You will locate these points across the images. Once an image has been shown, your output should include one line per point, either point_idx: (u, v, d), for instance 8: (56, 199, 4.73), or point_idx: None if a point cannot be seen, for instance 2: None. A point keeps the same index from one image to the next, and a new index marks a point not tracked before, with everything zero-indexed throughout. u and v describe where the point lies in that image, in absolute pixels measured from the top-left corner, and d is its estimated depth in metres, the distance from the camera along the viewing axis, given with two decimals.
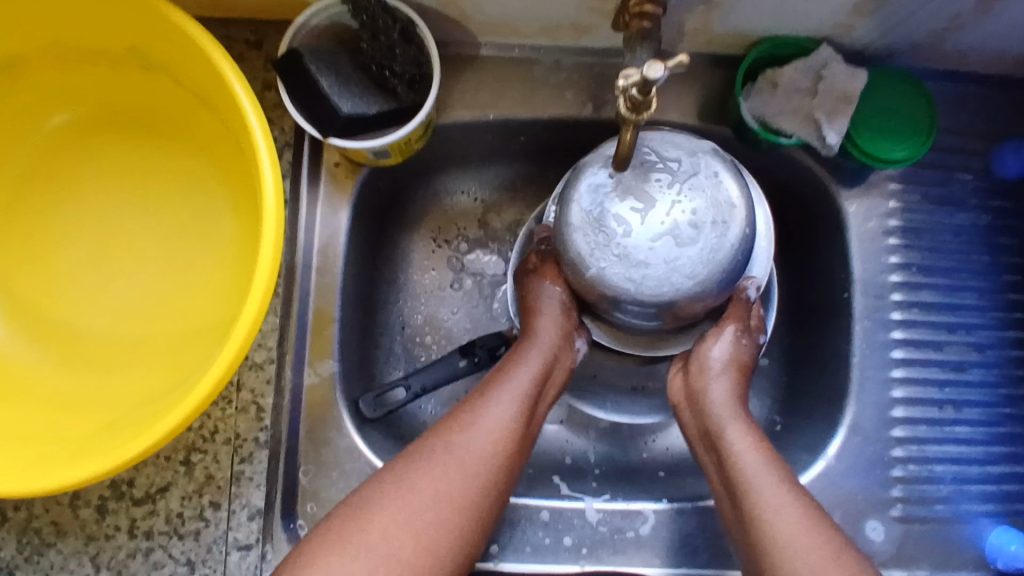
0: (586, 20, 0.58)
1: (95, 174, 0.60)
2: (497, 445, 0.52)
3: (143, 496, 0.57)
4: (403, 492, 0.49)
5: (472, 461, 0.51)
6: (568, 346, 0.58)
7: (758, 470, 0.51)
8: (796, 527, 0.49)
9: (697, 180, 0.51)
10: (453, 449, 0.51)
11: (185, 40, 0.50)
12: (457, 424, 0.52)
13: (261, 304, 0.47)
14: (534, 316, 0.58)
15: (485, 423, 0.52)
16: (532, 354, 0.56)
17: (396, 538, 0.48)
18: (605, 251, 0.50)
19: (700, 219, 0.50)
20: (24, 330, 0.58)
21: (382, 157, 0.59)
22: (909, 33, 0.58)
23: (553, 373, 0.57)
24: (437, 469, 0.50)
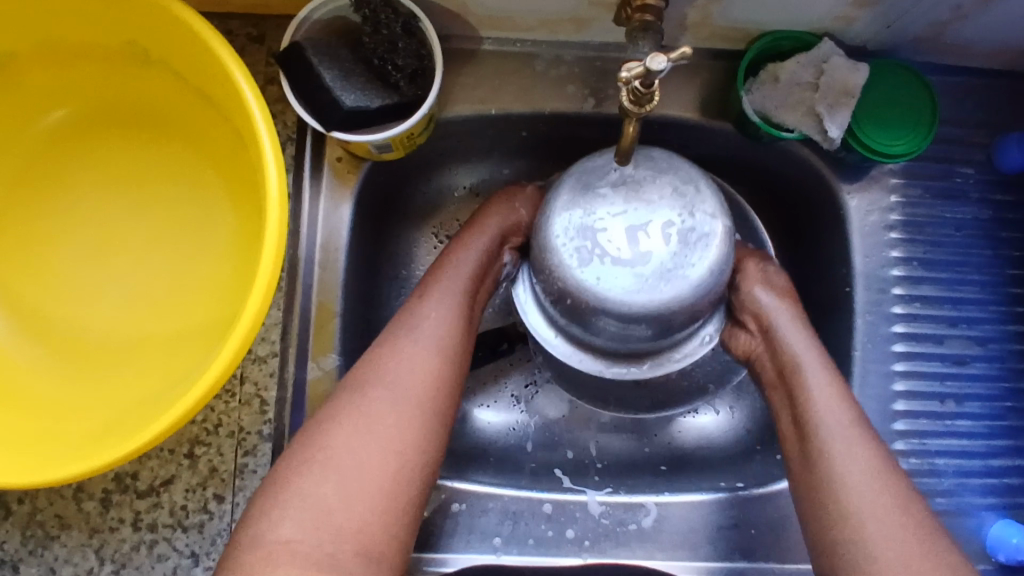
0: (587, 13, 0.59)
1: (96, 170, 0.60)
2: (443, 341, 0.55)
3: (146, 489, 0.57)
4: (359, 404, 0.52)
5: (421, 361, 0.54)
6: (497, 256, 0.62)
7: (829, 399, 0.54)
8: (870, 463, 0.51)
9: (605, 190, 0.52)
10: (402, 355, 0.54)
11: (187, 34, 0.50)
12: (404, 325, 0.56)
13: (263, 298, 0.47)
14: (477, 222, 0.62)
15: (427, 325, 0.55)
16: (476, 241, 0.60)
17: (355, 452, 0.50)
18: (621, 273, 0.51)
19: (642, 185, 0.52)
20: (27, 325, 0.58)
21: (384, 151, 0.59)
22: (910, 26, 0.58)
23: (488, 272, 0.61)
24: (388, 384, 0.53)
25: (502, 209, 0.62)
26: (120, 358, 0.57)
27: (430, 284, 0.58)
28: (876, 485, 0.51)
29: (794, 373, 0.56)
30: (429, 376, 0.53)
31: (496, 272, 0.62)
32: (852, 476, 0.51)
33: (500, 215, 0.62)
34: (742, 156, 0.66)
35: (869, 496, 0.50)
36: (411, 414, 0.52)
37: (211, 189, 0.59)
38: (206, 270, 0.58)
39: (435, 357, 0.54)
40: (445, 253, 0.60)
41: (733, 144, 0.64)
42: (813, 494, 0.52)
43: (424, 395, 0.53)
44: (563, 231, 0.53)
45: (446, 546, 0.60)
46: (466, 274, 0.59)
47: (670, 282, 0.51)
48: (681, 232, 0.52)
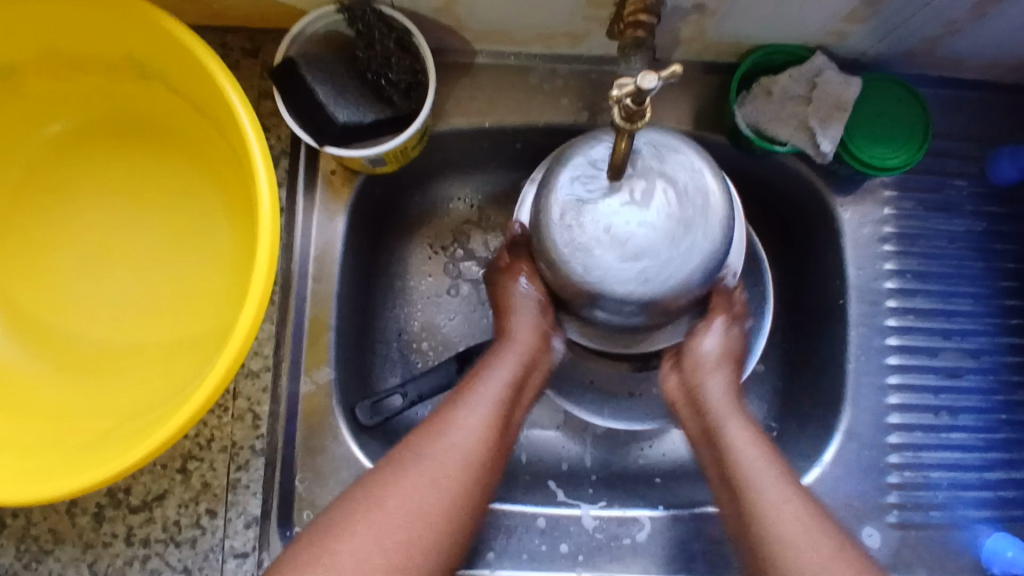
0: (580, 28, 0.59)
1: (91, 182, 0.60)
2: (484, 439, 0.54)
3: (139, 504, 0.57)
4: (377, 499, 0.50)
5: (467, 452, 0.53)
6: (545, 348, 0.60)
7: (755, 453, 0.54)
8: (795, 508, 0.51)
9: (634, 256, 0.51)
10: (456, 432, 0.54)
11: (180, 49, 0.51)
12: (439, 423, 0.54)
13: (257, 312, 0.47)
14: (507, 316, 0.61)
15: (477, 412, 0.55)
16: (508, 351, 0.59)
17: (369, 550, 0.49)
18: (660, 237, 0.51)
19: (611, 244, 0.51)
20: (21, 339, 0.58)
21: (378, 165, 0.59)
22: (903, 40, 0.58)
23: (534, 371, 0.59)
24: (415, 474, 0.51)
25: (514, 288, 0.61)
26: (114, 371, 0.57)
27: (465, 389, 0.56)
28: (819, 539, 0.50)
29: (722, 429, 0.56)
30: (470, 466, 0.53)
31: (542, 367, 0.61)
32: (776, 508, 0.51)
33: (522, 299, 0.60)
34: (736, 169, 0.66)
35: (807, 544, 0.50)
36: (437, 505, 0.51)
37: (205, 202, 0.59)
38: (201, 282, 0.58)
39: (470, 454, 0.53)
40: (494, 348, 0.60)
41: (728, 157, 0.64)
42: (755, 551, 0.51)
43: (454, 501, 0.52)
44: (581, 267, 0.51)
45: None
46: (508, 370, 0.58)
47: (697, 216, 0.52)
48: (661, 176, 0.52)
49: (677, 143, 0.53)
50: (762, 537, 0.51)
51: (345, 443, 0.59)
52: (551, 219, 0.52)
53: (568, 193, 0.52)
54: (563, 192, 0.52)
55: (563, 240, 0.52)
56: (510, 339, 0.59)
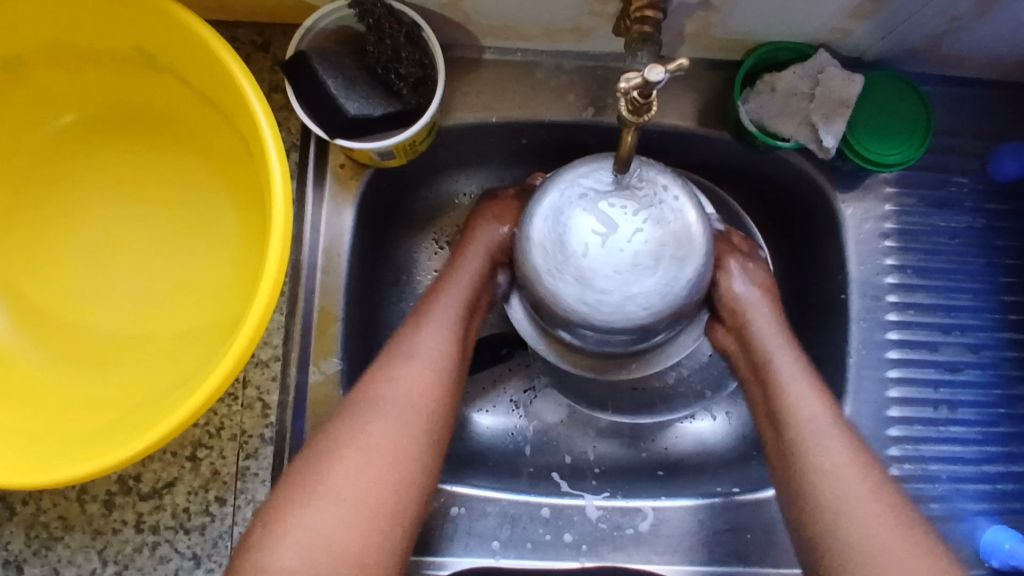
0: (587, 24, 0.59)
1: (103, 174, 0.61)
2: (429, 382, 0.55)
3: (149, 491, 0.58)
4: (346, 442, 0.51)
5: (415, 396, 0.54)
6: (492, 278, 0.62)
7: (809, 396, 0.54)
8: (844, 454, 0.52)
9: (631, 279, 0.51)
10: (394, 381, 0.54)
11: (194, 42, 0.51)
12: (398, 356, 0.56)
13: (268, 301, 0.48)
14: (461, 255, 0.62)
15: (421, 351, 0.56)
16: (469, 260, 0.61)
17: (349, 485, 0.50)
18: (647, 263, 0.51)
19: (604, 277, 0.51)
20: (33, 328, 0.59)
21: (387, 158, 0.60)
22: (905, 37, 0.59)
23: (482, 295, 0.61)
24: (384, 410, 0.53)
25: (488, 227, 0.63)
26: (125, 360, 0.58)
27: (421, 313, 0.58)
28: (859, 480, 0.51)
29: (769, 368, 0.57)
30: (429, 395, 0.54)
31: (484, 302, 0.62)
32: (826, 454, 0.52)
33: (487, 236, 0.62)
34: (739, 165, 0.67)
35: (846, 481, 0.51)
36: (405, 436, 0.52)
37: (216, 194, 0.60)
38: (211, 273, 0.59)
39: (430, 382, 0.55)
40: (438, 282, 0.61)
41: (731, 152, 0.65)
42: (795, 493, 0.52)
43: (423, 423, 0.53)
44: (585, 305, 0.52)
45: (443, 548, 0.60)
46: (454, 300, 0.59)
47: (679, 244, 0.52)
48: (640, 205, 0.52)
49: (657, 175, 0.53)
50: (801, 477, 0.52)
51: None
52: (539, 263, 0.53)
53: (550, 233, 0.53)
54: (545, 235, 0.53)
55: (550, 281, 0.53)
56: (454, 273, 0.61)
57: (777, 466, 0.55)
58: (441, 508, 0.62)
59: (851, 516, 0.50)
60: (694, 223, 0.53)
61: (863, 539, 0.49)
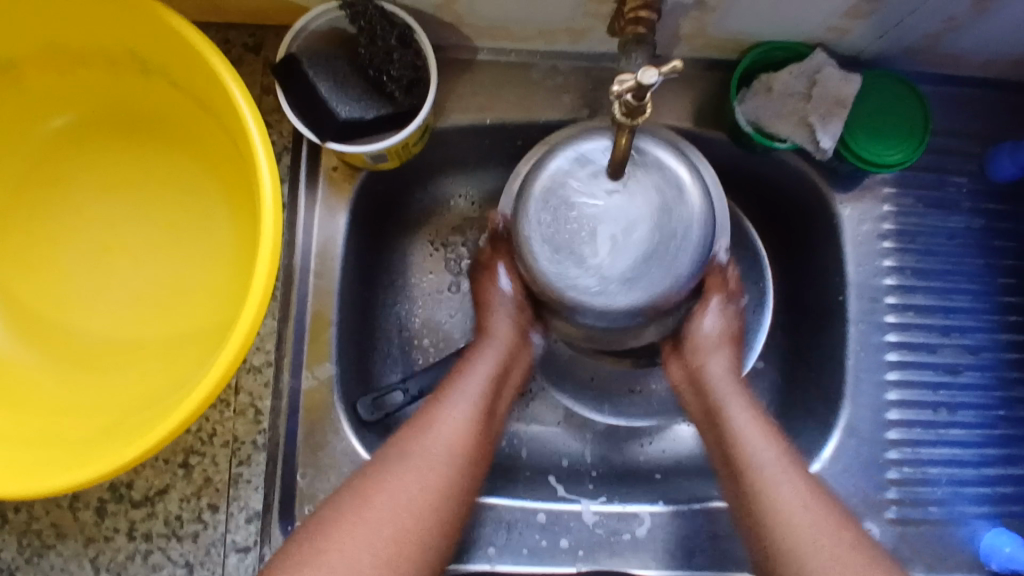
0: (582, 24, 0.59)
1: (94, 177, 0.60)
2: (461, 439, 0.55)
3: (142, 498, 0.57)
4: (360, 497, 0.51)
5: (447, 450, 0.54)
6: (521, 345, 0.63)
7: (749, 424, 0.56)
8: (776, 462, 0.53)
9: (663, 211, 0.54)
10: (432, 434, 0.54)
11: (183, 44, 0.51)
12: (437, 400, 0.57)
13: (259, 308, 0.47)
14: (488, 313, 0.63)
15: (453, 416, 0.56)
16: (487, 351, 0.61)
17: (375, 525, 0.49)
18: (653, 215, 0.54)
19: (658, 238, 0.54)
20: (22, 335, 0.58)
21: (380, 161, 0.60)
22: (903, 36, 0.59)
23: (512, 364, 0.62)
24: (418, 461, 0.53)
25: (500, 283, 0.63)
26: (116, 367, 0.57)
27: (451, 381, 0.58)
28: (791, 489, 0.52)
29: (724, 400, 0.58)
30: (461, 445, 0.55)
31: (519, 367, 0.64)
32: (762, 470, 0.53)
33: (498, 296, 0.63)
34: (735, 165, 0.66)
35: (791, 497, 0.51)
36: (429, 479, 0.52)
37: (208, 198, 0.59)
38: (203, 278, 0.58)
39: (464, 428, 0.55)
40: (463, 359, 0.61)
41: (728, 153, 0.65)
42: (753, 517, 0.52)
43: (450, 475, 0.53)
44: (676, 252, 0.54)
45: None
46: (491, 358, 0.60)
47: (631, 172, 0.55)
48: (599, 180, 0.54)
49: (553, 167, 0.55)
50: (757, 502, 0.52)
51: (346, 438, 0.59)
52: (610, 300, 0.54)
53: (560, 262, 0.54)
54: (555, 271, 0.54)
55: (599, 301, 0.54)
56: (490, 335, 0.62)
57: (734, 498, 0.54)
58: None
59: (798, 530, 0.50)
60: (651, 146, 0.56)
61: (814, 547, 0.49)
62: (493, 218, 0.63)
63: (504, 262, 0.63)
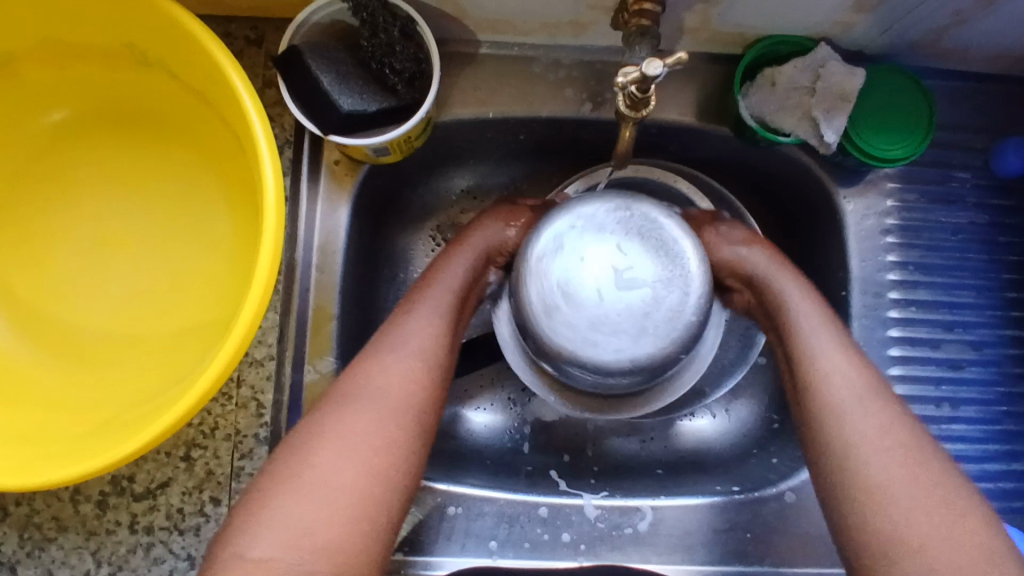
0: (585, 17, 0.59)
1: (95, 171, 0.60)
2: (418, 375, 0.52)
3: (143, 492, 0.57)
4: (317, 440, 0.48)
5: (400, 388, 0.51)
6: (484, 274, 0.61)
7: (832, 356, 0.52)
8: (867, 406, 0.50)
9: (649, 245, 0.52)
10: (384, 374, 0.52)
11: (185, 37, 0.50)
12: (389, 336, 0.54)
13: (260, 300, 0.47)
14: (461, 242, 0.60)
15: (410, 344, 0.53)
16: (460, 257, 0.59)
17: (334, 478, 0.47)
18: (618, 216, 0.52)
19: (656, 271, 0.51)
20: (23, 329, 0.58)
21: (382, 154, 0.59)
22: (908, 30, 0.58)
23: (472, 290, 0.60)
24: (367, 401, 0.50)
25: (491, 225, 0.61)
26: (118, 361, 0.57)
27: (413, 301, 0.57)
28: (901, 426, 0.49)
29: (797, 318, 0.54)
30: (416, 384, 0.52)
31: (478, 292, 0.61)
32: (845, 405, 0.50)
33: (490, 234, 0.61)
34: (738, 157, 0.66)
35: (873, 439, 0.48)
36: (390, 426, 0.50)
37: (209, 193, 0.59)
38: (203, 272, 0.58)
39: (421, 368, 0.53)
40: (430, 272, 0.59)
41: (731, 147, 0.64)
42: (822, 452, 0.50)
43: (405, 412, 0.51)
44: (678, 268, 0.52)
45: (440, 549, 0.60)
46: (457, 275, 0.58)
47: (595, 224, 0.52)
48: (575, 267, 0.51)
49: (530, 267, 0.52)
50: (820, 437, 0.50)
51: None
52: (658, 336, 0.51)
53: (591, 335, 0.51)
54: (670, 333, 0.51)
55: (640, 351, 0.51)
56: (461, 246, 0.60)
57: (801, 430, 0.52)
58: (438, 509, 0.61)
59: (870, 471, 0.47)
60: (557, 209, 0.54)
61: (875, 484, 0.47)
62: (518, 205, 0.63)
63: (524, 219, 0.61)
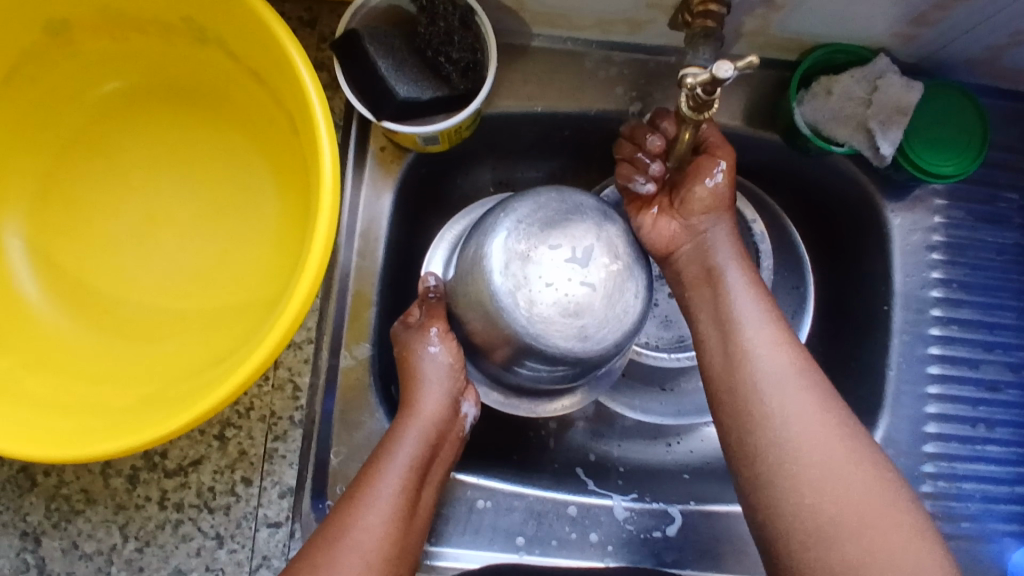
0: (644, 16, 0.58)
1: (142, 144, 0.60)
2: (390, 526, 0.52)
3: (175, 468, 0.57)
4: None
5: (373, 544, 0.51)
6: (456, 415, 0.58)
7: (776, 360, 0.52)
8: (818, 423, 0.50)
9: (572, 226, 0.54)
10: (359, 530, 0.51)
11: (245, 15, 0.50)
12: (358, 500, 0.52)
13: (313, 281, 0.47)
14: (417, 384, 0.58)
15: (378, 504, 0.52)
16: (414, 425, 0.56)
17: None
18: (518, 233, 0.53)
19: (589, 242, 0.53)
20: (62, 299, 0.58)
21: (431, 143, 0.59)
22: (967, 47, 0.58)
23: (447, 432, 0.58)
24: (349, 555, 0.50)
25: (427, 355, 0.58)
26: (157, 335, 0.57)
27: (373, 471, 0.54)
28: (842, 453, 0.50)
29: (738, 330, 0.54)
30: (391, 538, 0.52)
31: (455, 436, 0.58)
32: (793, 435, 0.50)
33: (431, 366, 0.58)
34: (787, 167, 0.65)
35: (823, 454, 0.49)
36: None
37: (256, 172, 0.59)
38: (244, 251, 0.58)
39: (387, 538, 0.52)
40: (388, 433, 0.56)
41: (782, 154, 0.64)
42: (765, 499, 0.50)
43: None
44: (596, 212, 0.55)
45: (469, 540, 0.60)
46: (417, 437, 0.55)
47: (525, 253, 0.53)
48: (558, 292, 0.52)
49: (520, 328, 0.52)
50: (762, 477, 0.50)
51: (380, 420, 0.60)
52: (637, 271, 0.54)
53: (605, 320, 0.52)
54: (638, 275, 0.54)
55: (637, 300, 0.54)
56: (415, 414, 0.56)
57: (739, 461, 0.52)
58: (467, 501, 0.61)
59: (816, 501, 0.48)
60: (492, 281, 0.53)
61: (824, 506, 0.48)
62: (428, 327, 0.59)
63: (440, 328, 0.59)
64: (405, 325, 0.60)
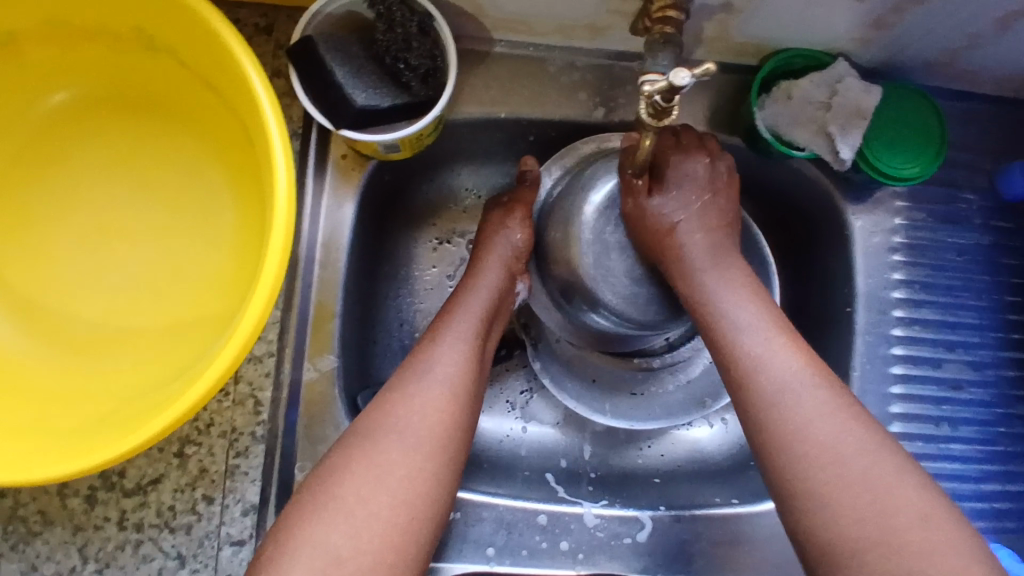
0: (604, 21, 0.58)
1: (96, 153, 0.58)
2: (454, 387, 0.52)
3: (134, 488, 0.56)
4: (369, 450, 0.48)
5: (434, 405, 0.51)
6: (512, 287, 0.62)
7: (746, 315, 0.52)
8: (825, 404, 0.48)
9: None
10: (414, 397, 0.51)
11: (197, 25, 0.49)
12: (415, 369, 0.53)
13: (269, 295, 0.46)
14: (483, 254, 0.62)
15: (441, 367, 0.53)
16: (478, 289, 0.60)
17: (373, 500, 0.46)
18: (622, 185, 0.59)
19: None
20: (12, 314, 0.56)
21: (392, 151, 0.58)
22: (923, 50, 0.58)
23: (503, 302, 0.61)
24: (407, 422, 0.50)
25: (504, 234, 0.62)
26: (112, 351, 0.55)
27: (441, 327, 0.56)
28: (822, 397, 0.48)
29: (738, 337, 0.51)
30: (448, 408, 0.51)
31: (507, 310, 0.62)
32: (805, 420, 0.47)
33: (501, 243, 0.62)
34: (749, 174, 0.66)
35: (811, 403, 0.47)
36: (432, 444, 0.49)
37: (213, 182, 0.57)
38: (203, 263, 0.57)
39: (452, 394, 0.52)
40: (457, 290, 0.60)
41: (744, 158, 0.64)
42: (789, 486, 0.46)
43: (442, 438, 0.50)
44: None
45: (435, 553, 0.59)
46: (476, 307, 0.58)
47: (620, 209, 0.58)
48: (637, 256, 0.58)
49: (590, 275, 0.57)
50: (770, 444, 0.48)
51: None
52: None
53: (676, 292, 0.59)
54: None
55: None
56: (478, 281, 0.60)
57: (763, 463, 0.48)
58: None
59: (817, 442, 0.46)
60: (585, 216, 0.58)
61: (831, 445, 0.46)
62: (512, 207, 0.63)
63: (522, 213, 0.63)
64: (496, 202, 0.65)
